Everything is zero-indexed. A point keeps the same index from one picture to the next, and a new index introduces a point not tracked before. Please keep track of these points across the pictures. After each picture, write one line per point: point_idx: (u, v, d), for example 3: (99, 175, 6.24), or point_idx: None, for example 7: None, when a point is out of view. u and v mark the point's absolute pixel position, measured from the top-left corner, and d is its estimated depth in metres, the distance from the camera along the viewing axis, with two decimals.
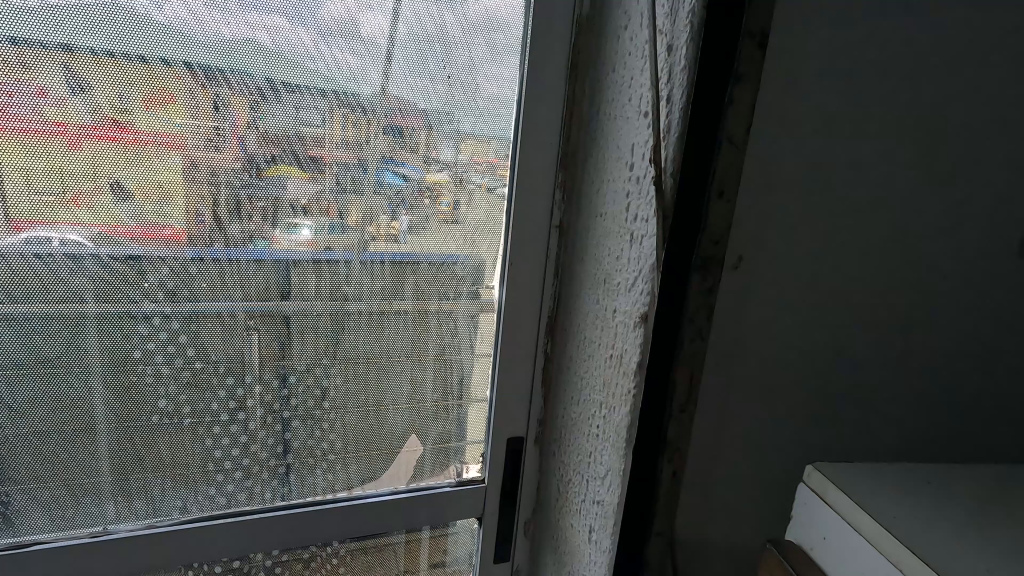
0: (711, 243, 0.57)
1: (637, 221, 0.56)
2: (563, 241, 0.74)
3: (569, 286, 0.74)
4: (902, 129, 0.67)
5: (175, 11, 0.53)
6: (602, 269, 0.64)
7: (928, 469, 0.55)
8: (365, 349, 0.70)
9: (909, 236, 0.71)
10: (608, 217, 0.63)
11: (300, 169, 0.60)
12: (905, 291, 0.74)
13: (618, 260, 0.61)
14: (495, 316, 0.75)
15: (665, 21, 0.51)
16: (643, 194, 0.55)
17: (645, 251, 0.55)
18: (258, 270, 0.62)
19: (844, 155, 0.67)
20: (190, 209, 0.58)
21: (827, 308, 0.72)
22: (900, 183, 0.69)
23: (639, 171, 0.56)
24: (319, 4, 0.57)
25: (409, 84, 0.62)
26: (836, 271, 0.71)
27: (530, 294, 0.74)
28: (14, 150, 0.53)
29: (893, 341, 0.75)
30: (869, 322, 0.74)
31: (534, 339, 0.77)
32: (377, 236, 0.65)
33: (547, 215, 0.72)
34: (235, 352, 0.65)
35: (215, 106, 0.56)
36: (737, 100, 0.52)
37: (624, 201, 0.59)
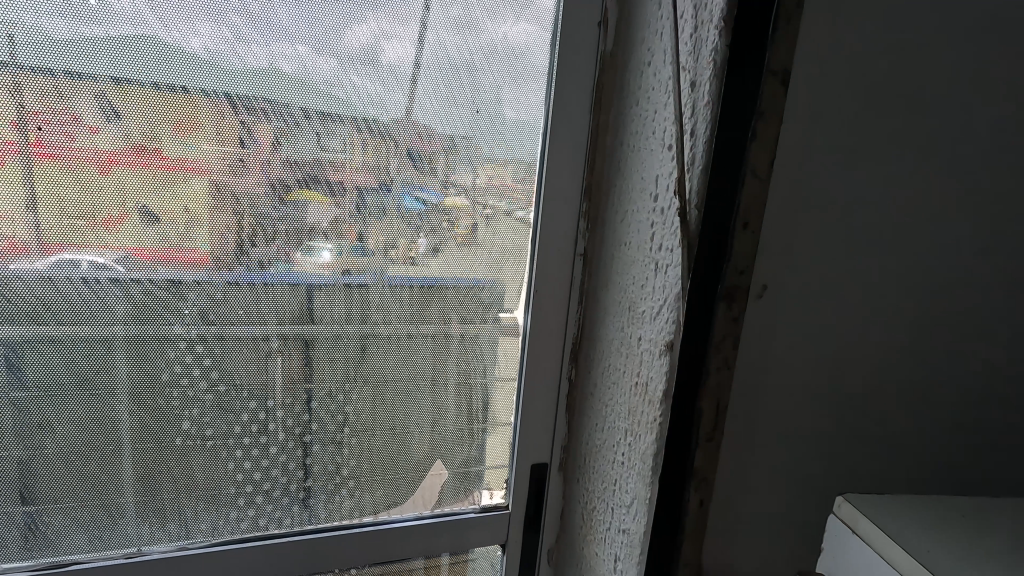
0: (736, 275, 0.56)
1: (662, 250, 0.56)
2: (587, 269, 0.74)
3: (593, 315, 0.73)
4: (934, 153, 0.66)
5: (207, 41, 0.55)
6: (626, 297, 0.64)
7: (970, 500, 0.53)
8: (387, 373, 0.70)
9: (943, 263, 0.69)
10: (632, 246, 0.63)
11: (325, 195, 0.62)
12: (941, 319, 0.71)
13: (642, 289, 0.60)
14: (519, 343, 0.74)
15: (688, 59, 0.53)
16: (668, 224, 0.55)
17: (670, 280, 0.55)
18: (283, 295, 0.63)
19: (875, 183, 0.65)
20: (215, 233, 0.60)
21: (859, 336, 0.70)
22: (933, 209, 0.67)
23: (663, 202, 0.56)
24: (347, 36, 0.59)
25: (433, 110, 0.63)
26: (867, 298, 0.69)
27: (554, 319, 0.74)
28: (51, 175, 0.55)
29: (929, 370, 0.73)
30: (904, 351, 0.72)
31: (557, 367, 0.76)
32: (400, 259, 0.66)
33: (571, 244, 0.72)
34: (259, 374, 0.65)
35: (242, 130, 0.58)
36: (760, 135, 0.52)
37: (648, 231, 0.59)
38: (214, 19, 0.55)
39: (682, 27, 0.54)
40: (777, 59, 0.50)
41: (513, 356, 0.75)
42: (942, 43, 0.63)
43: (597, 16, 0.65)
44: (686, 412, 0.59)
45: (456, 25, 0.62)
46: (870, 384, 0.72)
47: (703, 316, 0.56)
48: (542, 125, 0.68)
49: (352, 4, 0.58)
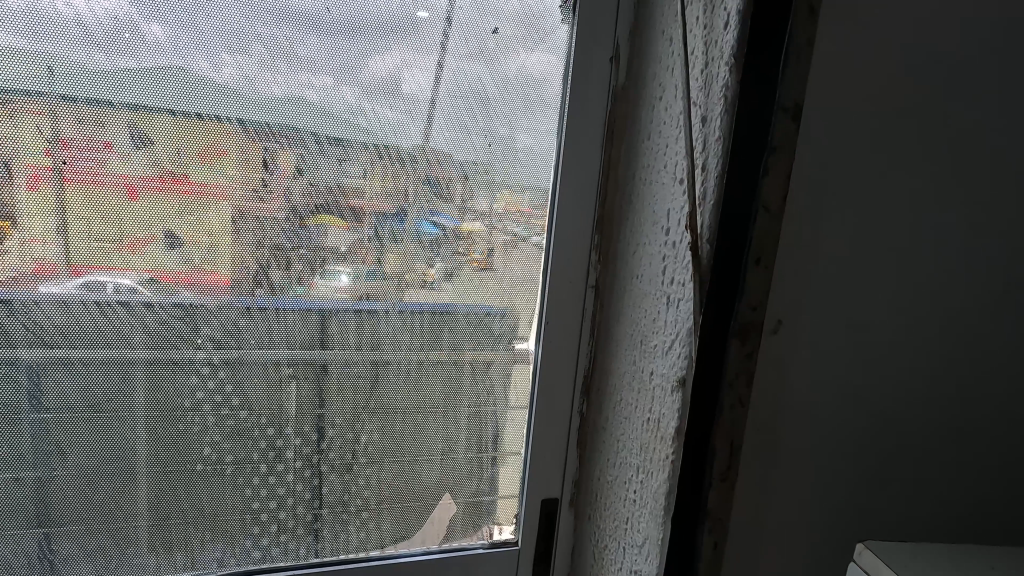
0: (748, 311, 0.54)
1: (673, 284, 0.57)
2: (599, 300, 0.73)
3: (604, 349, 0.73)
4: (958, 189, 0.64)
5: (227, 72, 0.57)
6: (638, 331, 0.64)
7: (987, 552, 0.52)
8: (401, 401, 0.70)
9: (966, 301, 0.67)
10: (644, 280, 0.63)
11: (342, 219, 0.63)
12: (964, 358, 0.69)
13: (654, 322, 0.60)
14: (531, 375, 0.74)
15: (698, 95, 0.54)
16: (679, 259, 0.56)
17: (681, 315, 0.55)
18: (301, 321, 0.64)
19: (897, 217, 0.63)
20: (235, 258, 0.61)
21: (879, 376, 0.67)
22: (956, 248, 0.65)
23: (675, 236, 0.57)
24: (366, 66, 0.61)
25: (448, 137, 0.64)
26: (888, 337, 0.66)
27: (567, 350, 0.74)
28: (81, 202, 0.56)
29: (952, 411, 0.71)
30: (926, 391, 0.69)
31: (568, 401, 0.76)
32: (415, 286, 0.67)
33: (582, 276, 0.72)
34: (274, 398, 0.66)
35: (264, 159, 0.59)
36: (771, 169, 0.51)
37: (660, 265, 0.59)
38: (238, 49, 0.57)
39: (693, 64, 0.55)
40: (789, 92, 0.50)
41: (525, 388, 0.74)
42: (960, 79, 0.62)
43: (609, 52, 0.67)
44: (699, 451, 0.57)
45: (474, 54, 0.63)
46: (892, 425, 0.69)
47: (716, 353, 0.55)
48: (555, 152, 0.69)
49: (372, 37, 0.60)
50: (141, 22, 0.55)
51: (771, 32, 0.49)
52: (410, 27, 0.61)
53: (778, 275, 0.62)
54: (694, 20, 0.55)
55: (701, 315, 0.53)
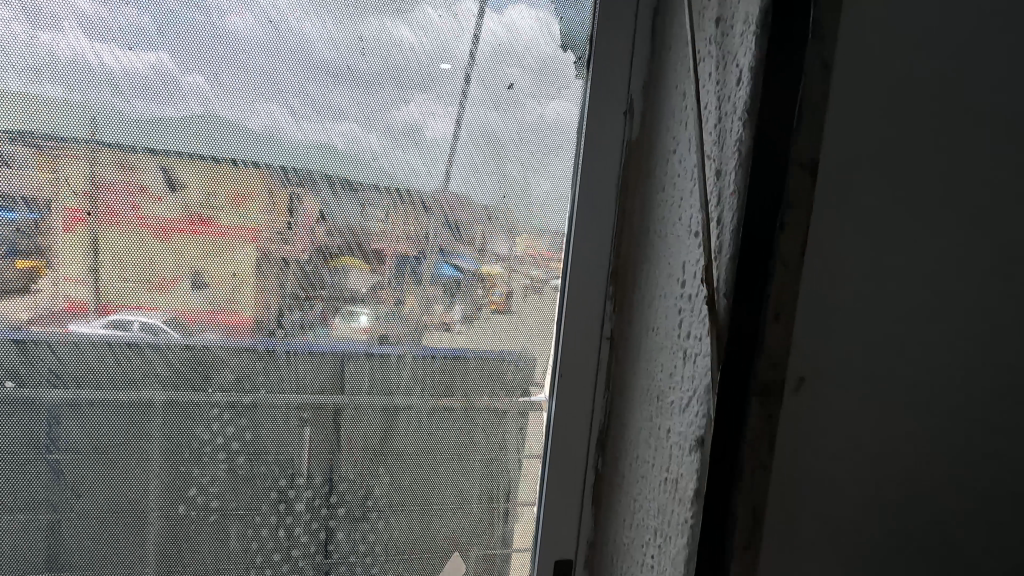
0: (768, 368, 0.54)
1: (690, 339, 0.55)
2: (615, 351, 0.72)
3: (620, 404, 0.70)
4: (976, 242, 0.64)
5: (259, 120, 0.60)
6: (654, 387, 0.63)
7: None
8: (414, 449, 0.69)
9: (991, 356, 0.66)
10: (661, 331, 0.62)
11: (362, 261, 0.64)
12: (992, 416, 0.67)
13: (671, 378, 0.59)
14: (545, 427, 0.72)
15: (712, 148, 0.55)
16: (695, 312, 0.55)
17: (699, 370, 0.54)
18: (315, 366, 0.64)
19: (916, 269, 0.62)
20: (258, 299, 0.62)
21: (905, 431, 0.65)
22: (976, 300, 0.64)
23: (690, 289, 0.56)
24: (389, 113, 0.63)
25: (468, 182, 0.66)
26: (913, 391, 0.64)
27: (582, 403, 0.72)
28: (114, 242, 0.58)
29: (982, 470, 0.68)
30: (954, 450, 0.67)
31: (583, 454, 0.73)
32: (433, 328, 0.66)
33: (597, 328, 0.71)
34: (288, 440, 0.65)
35: (291, 204, 0.61)
36: (788, 225, 0.51)
37: (676, 318, 0.58)
38: (268, 97, 0.60)
39: (707, 117, 0.56)
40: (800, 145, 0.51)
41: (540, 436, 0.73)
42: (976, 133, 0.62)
43: (623, 106, 0.68)
44: (720, 517, 0.55)
45: (494, 104, 0.65)
46: (921, 484, 0.66)
47: (735, 412, 0.54)
48: (574, 197, 0.69)
49: (398, 86, 0.63)
50: (181, 73, 0.58)
51: (785, 93, 0.50)
52: (429, 78, 0.63)
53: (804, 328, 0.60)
54: (707, 76, 0.57)
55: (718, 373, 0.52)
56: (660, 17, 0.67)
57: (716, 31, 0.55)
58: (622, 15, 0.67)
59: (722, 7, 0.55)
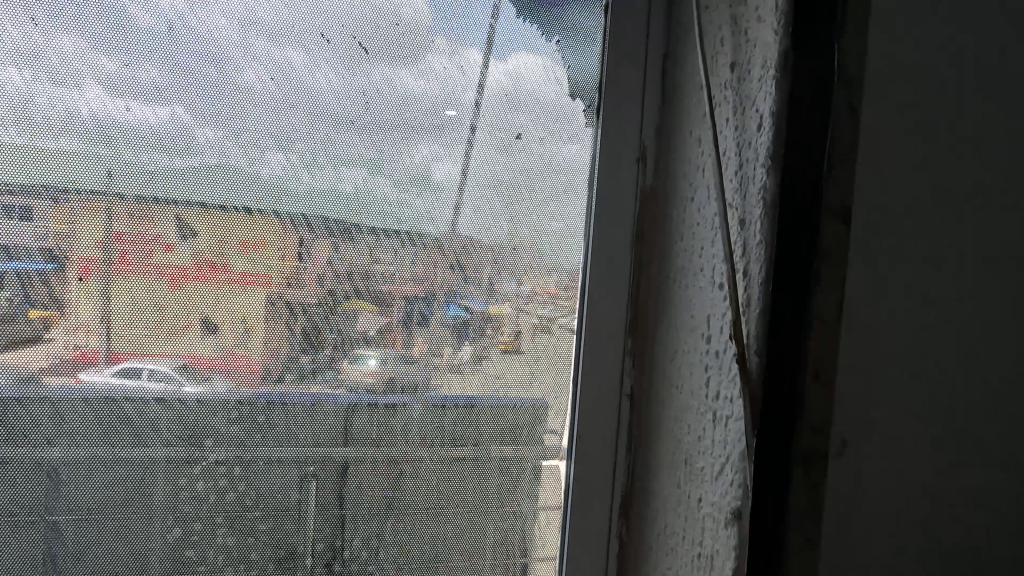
0: (809, 433, 0.51)
1: (720, 400, 0.54)
2: (635, 412, 0.69)
3: (648, 468, 0.67)
4: (1001, 279, 0.63)
5: (272, 168, 0.62)
6: (681, 450, 0.60)
7: None
8: (424, 500, 0.67)
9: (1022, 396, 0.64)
10: (684, 391, 0.61)
11: (371, 303, 0.64)
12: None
13: (701, 442, 0.57)
14: (563, 477, 0.70)
15: (734, 197, 0.55)
16: (725, 370, 0.54)
17: (733, 434, 0.52)
18: (325, 417, 0.63)
19: (948, 306, 0.61)
20: (268, 344, 0.62)
21: (945, 476, 0.62)
22: (1007, 337, 0.63)
23: (717, 345, 0.55)
24: (399, 157, 0.64)
25: (476, 222, 0.66)
26: (950, 434, 0.62)
27: (603, 462, 0.69)
28: (128, 290, 0.59)
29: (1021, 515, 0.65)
30: (992, 495, 0.64)
31: (606, 518, 0.69)
32: (444, 369, 0.66)
33: (616, 383, 0.69)
34: (295, 487, 0.64)
35: (300, 252, 0.62)
36: (824, 280, 0.51)
37: (702, 376, 0.57)
38: (282, 146, 0.62)
39: (727, 164, 0.56)
40: (834, 199, 0.51)
41: (557, 484, 0.70)
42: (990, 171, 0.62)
43: (637, 152, 0.69)
44: None
45: (501, 148, 0.67)
46: (964, 530, 0.63)
47: (773, 477, 0.51)
48: (584, 237, 0.69)
49: (408, 132, 0.64)
50: (197, 126, 0.60)
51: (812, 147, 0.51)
52: (437, 124, 0.65)
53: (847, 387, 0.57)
54: (724, 122, 0.57)
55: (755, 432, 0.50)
56: (669, 64, 0.69)
57: (732, 76, 0.56)
58: (630, 58, 0.69)
59: (738, 51, 0.56)
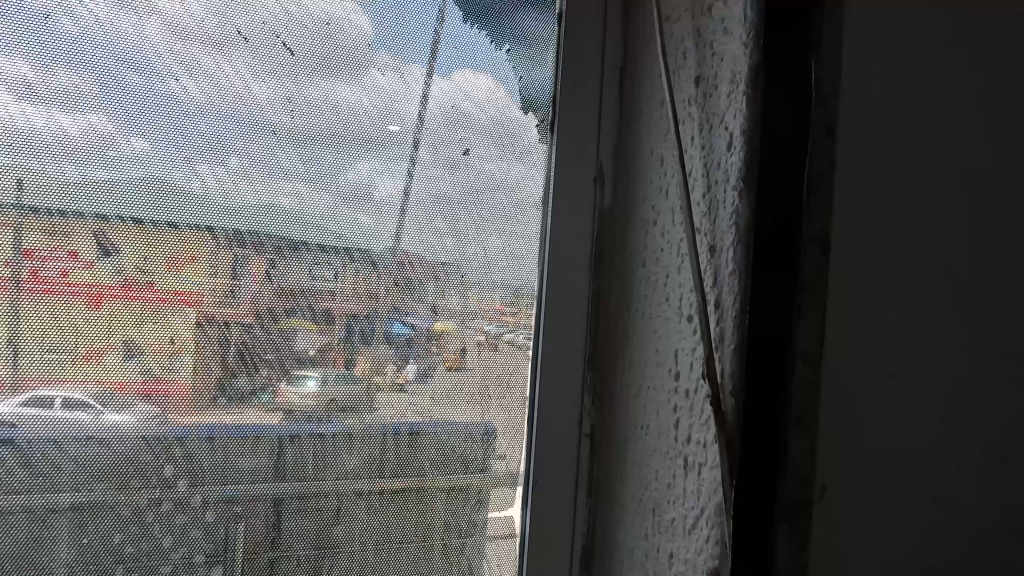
0: (791, 481, 0.51)
1: (692, 444, 0.54)
2: (595, 452, 0.69)
3: (606, 510, 0.67)
4: (962, 295, 0.63)
5: (204, 182, 0.59)
6: (648, 498, 0.60)
7: None
8: (364, 531, 0.64)
9: (984, 412, 0.65)
10: (651, 432, 0.60)
11: (312, 322, 0.62)
12: (992, 475, 0.65)
13: (671, 488, 0.56)
14: (520, 488, 0.69)
15: (703, 220, 0.55)
16: (696, 412, 0.53)
17: (706, 483, 0.51)
18: (259, 449, 0.61)
19: (915, 321, 0.61)
20: (198, 366, 0.59)
21: (924, 495, 0.61)
22: (969, 352, 0.64)
23: (686, 384, 0.55)
24: (340, 174, 0.63)
25: (418, 238, 0.65)
26: (925, 451, 0.61)
27: (560, 496, 0.68)
28: (40, 311, 0.55)
29: (989, 533, 0.65)
30: (964, 513, 0.63)
31: (571, 531, 0.69)
32: (387, 389, 0.64)
33: (575, 424, 0.69)
34: (221, 522, 0.60)
35: (233, 268, 0.60)
36: (802, 311, 0.52)
37: (671, 417, 0.57)
38: (215, 160, 0.59)
39: (694, 185, 0.57)
40: (809, 231, 0.52)
41: (508, 506, 0.69)
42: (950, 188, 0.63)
43: (593, 172, 0.70)
44: None
45: (445, 164, 0.66)
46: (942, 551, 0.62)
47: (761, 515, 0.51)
48: (535, 253, 0.69)
49: (350, 147, 0.63)
50: (121, 137, 0.57)
51: (784, 180, 0.52)
52: (380, 139, 0.64)
53: (837, 432, 0.55)
54: (689, 140, 0.58)
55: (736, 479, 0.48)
56: (626, 89, 0.71)
57: (697, 90, 0.57)
58: (585, 81, 0.70)
59: (703, 65, 0.57)
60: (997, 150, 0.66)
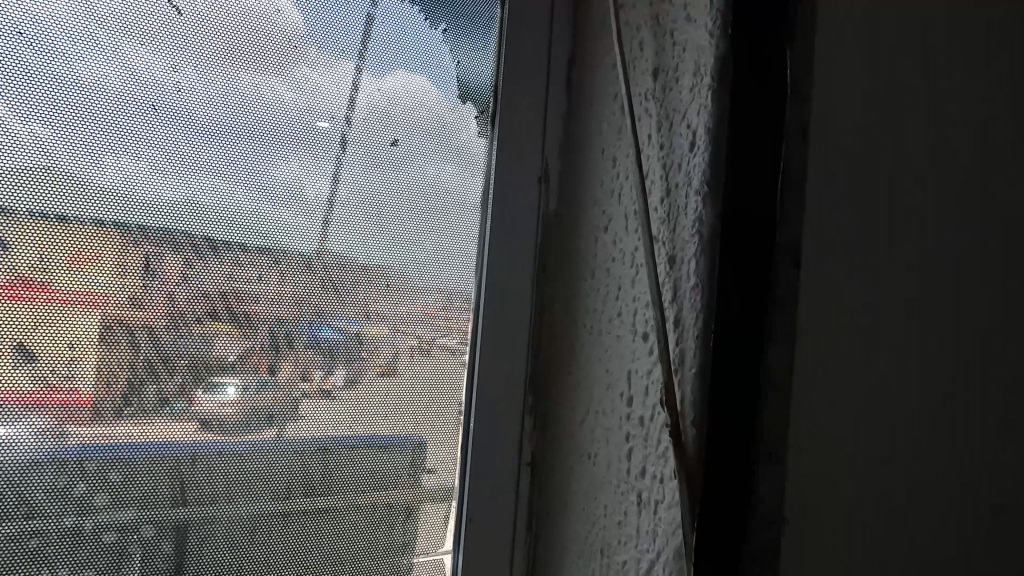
0: (765, 521, 0.46)
1: (647, 477, 0.52)
2: (535, 479, 0.69)
3: (547, 540, 0.67)
4: (943, 298, 0.60)
5: (112, 174, 0.55)
6: (597, 537, 0.58)
7: None
8: (283, 552, 0.61)
9: (968, 423, 0.61)
10: (599, 463, 0.60)
11: (230, 325, 0.59)
12: (979, 491, 0.61)
13: (624, 525, 0.55)
14: (453, 517, 0.67)
15: (661, 228, 0.54)
16: (652, 443, 0.52)
17: (662, 522, 0.50)
18: (166, 465, 0.56)
19: (897, 324, 0.56)
20: (101, 373, 0.54)
21: (909, 514, 0.56)
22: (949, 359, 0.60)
23: (641, 411, 0.54)
24: (267, 171, 0.61)
25: (345, 240, 0.63)
26: (907, 467, 0.56)
27: (499, 519, 0.67)
28: None
29: (976, 553, 0.60)
30: (950, 533, 0.59)
31: (508, 567, 0.66)
32: (312, 397, 0.61)
33: (515, 452, 0.68)
34: (119, 546, 0.55)
35: (144, 266, 0.56)
36: (773, 330, 0.47)
37: (622, 445, 0.56)
38: (126, 152, 0.56)
39: (652, 187, 0.56)
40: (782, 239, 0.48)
41: (440, 517, 0.67)
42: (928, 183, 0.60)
43: (539, 173, 0.70)
44: None
45: (375, 164, 0.65)
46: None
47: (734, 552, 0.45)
48: (474, 255, 0.69)
49: (276, 143, 0.61)
50: (17, 121, 0.53)
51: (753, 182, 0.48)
52: (308, 135, 0.62)
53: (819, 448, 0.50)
54: (647, 135, 0.58)
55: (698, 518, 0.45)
56: (573, 94, 0.72)
57: (654, 84, 0.58)
58: (529, 89, 0.70)
59: (660, 55, 0.57)
60: (974, 145, 0.63)
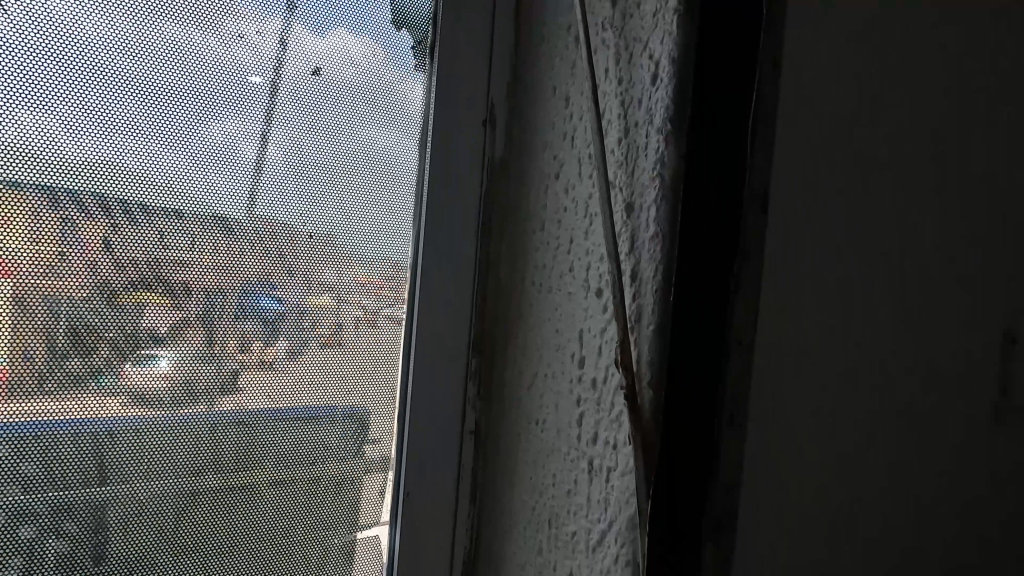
0: (723, 491, 0.49)
1: (597, 443, 0.53)
2: (480, 446, 0.70)
3: (490, 508, 0.68)
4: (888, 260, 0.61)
5: (19, 130, 0.52)
6: (544, 509, 0.60)
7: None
8: (223, 522, 0.60)
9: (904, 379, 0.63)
10: (548, 429, 0.60)
11: (162, 295, 0.56)
12: (908, 444, 0.64)
13: (574, 492, 0.56)
14: (390, 489, 0.67)
15: (620, 172, 0.53)
16: (605, 409, 0.52)
17: (613, 488, 0.51)
18: (93, 439, 0.54)
19: (842, 286, 0.58)
20: (16, 346, 0.52)
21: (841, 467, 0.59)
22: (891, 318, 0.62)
23: (592, 373, 0.54)
24: (195, 130, 0.57)
25: (279, 204, 0.61)
26: (845, 421, 0.59)
27: (442, 486, 0.68)
28: None
29: (902, 501, 0.64)
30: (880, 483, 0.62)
31: (450, 537, 0.69)
32: (251, 367, 0.60)
33: (458, 422, 0.68)
34: (46, 521, 0.54)
35: (62, 231, 0.53)
36: (740, 287, 0.48)
37: (573, 409, 0.57)
38: (34, 105, 0.52)
39: (608, 128, 0.55)
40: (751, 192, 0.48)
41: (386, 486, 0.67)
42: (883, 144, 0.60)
43: (483, 115, 0.69)
44: None
45: (308, 125, 0.62)
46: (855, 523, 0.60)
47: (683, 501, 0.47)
48: (413, 209, 0.67)
49: (202, 100, 0.58)
50: None
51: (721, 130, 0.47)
52: (236, 92, 0.59)
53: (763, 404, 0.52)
54: (603, 71, 0.56)
55: (654, 486, 0.46)
56: (520, 40, 0.70)
57: (614, 13, 0.56)
58: (474, 48, 0.68)
59: None
60: (930, 107, 0.64)
